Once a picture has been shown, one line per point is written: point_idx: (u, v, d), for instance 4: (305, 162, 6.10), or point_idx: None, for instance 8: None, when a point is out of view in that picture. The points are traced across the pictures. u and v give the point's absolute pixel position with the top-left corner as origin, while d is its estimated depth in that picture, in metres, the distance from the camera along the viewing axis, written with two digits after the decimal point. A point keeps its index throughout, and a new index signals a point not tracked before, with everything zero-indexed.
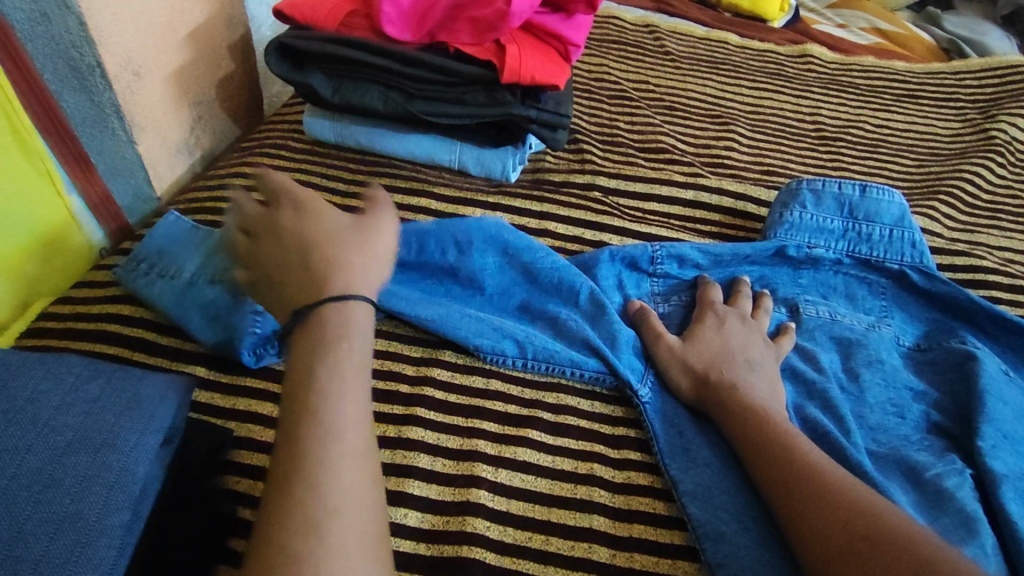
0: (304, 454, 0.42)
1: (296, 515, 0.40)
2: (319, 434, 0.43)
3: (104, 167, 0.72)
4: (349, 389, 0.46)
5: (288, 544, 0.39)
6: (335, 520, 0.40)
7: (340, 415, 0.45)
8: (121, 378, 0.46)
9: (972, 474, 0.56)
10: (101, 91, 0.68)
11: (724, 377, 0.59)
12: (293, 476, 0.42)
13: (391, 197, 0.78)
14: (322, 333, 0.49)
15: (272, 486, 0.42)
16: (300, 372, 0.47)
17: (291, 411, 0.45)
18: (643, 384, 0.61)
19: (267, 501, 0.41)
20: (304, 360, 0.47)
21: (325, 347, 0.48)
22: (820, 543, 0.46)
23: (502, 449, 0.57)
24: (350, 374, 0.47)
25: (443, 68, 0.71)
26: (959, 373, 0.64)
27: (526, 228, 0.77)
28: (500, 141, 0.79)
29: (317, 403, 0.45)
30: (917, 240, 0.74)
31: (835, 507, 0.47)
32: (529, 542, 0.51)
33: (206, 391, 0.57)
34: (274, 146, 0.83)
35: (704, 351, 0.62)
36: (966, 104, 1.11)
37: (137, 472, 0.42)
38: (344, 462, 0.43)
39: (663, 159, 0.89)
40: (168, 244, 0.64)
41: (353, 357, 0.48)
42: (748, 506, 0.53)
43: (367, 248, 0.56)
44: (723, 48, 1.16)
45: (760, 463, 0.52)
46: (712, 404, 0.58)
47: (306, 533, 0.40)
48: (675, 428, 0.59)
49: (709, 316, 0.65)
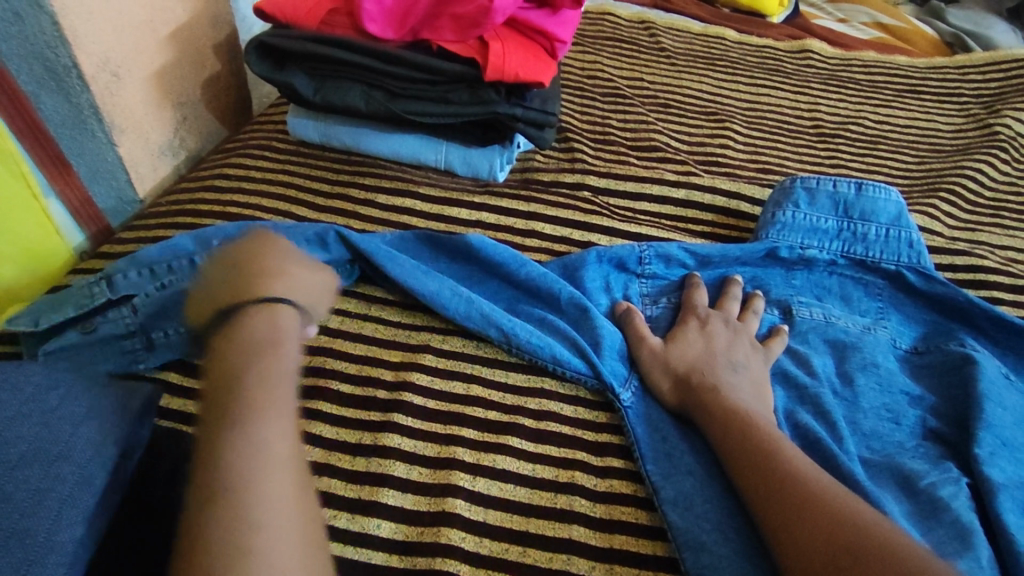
0: (227, 454, 0.40)
1: (220, 524, 0.37)
2: (242, 438, 0.41)
3: (84, 168, 0.71)
4: (277, 393, 0.45)
5: (210, 547, 0.36)
6: (262, 519, 0.38)
7: (264, 413, 0.43)
8: (81, 389, 0.45)
9: (969, 483, 0.54)
10: (79, 93, 0.67)
11: (709, 382, 0.57)
12: (215, 478, 0.39)
13: (376, 198, 0.77)
14: (249, 334, 0.47)
15: (194, 491, 0.40)
16: (227, 378, 0.45)
17: (215, 412, 0.43)
18: (626, 389, 0.59)
19: (190, 508, 0.39)
20: (229, 363, 0.46)
21: (253, 349, 0.47)
22: (805, 546, 0.44)
23: (481, 457, 0.55)
24: (278, 377, 0.46)
25: (426, 66, 0.70)
26: (957, 377, 0.62)
27: (512, 229, 0.75)
28: (487, 141, 0.78)
29: (242, 402, 0.43)
30: (915, 240, 0.72)
31: (804, 508, 0.46)
32: (505, 554, 0.50)
33: (178, 397, 0.56)
34: (259, 147, 0.82)
35: (689, 357, 0.60)
36: (969, 99, 1.08)
37: (94, 484, 0.41)
38: (274, 466, 0.41)
39: (656, 157, 0.88)
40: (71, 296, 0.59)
41: (283, 361, 0.47)
42: (730, 515, 0.51)
43: (293, 266, 0.54)
44: (721, 44, 1.13)
45: (737, 467, 0.51)
46: (694, 407, 0.56)
47: (229, 535, 0.37)
48: (657, 432, 0.57)
49: (694, 320, 0.64)
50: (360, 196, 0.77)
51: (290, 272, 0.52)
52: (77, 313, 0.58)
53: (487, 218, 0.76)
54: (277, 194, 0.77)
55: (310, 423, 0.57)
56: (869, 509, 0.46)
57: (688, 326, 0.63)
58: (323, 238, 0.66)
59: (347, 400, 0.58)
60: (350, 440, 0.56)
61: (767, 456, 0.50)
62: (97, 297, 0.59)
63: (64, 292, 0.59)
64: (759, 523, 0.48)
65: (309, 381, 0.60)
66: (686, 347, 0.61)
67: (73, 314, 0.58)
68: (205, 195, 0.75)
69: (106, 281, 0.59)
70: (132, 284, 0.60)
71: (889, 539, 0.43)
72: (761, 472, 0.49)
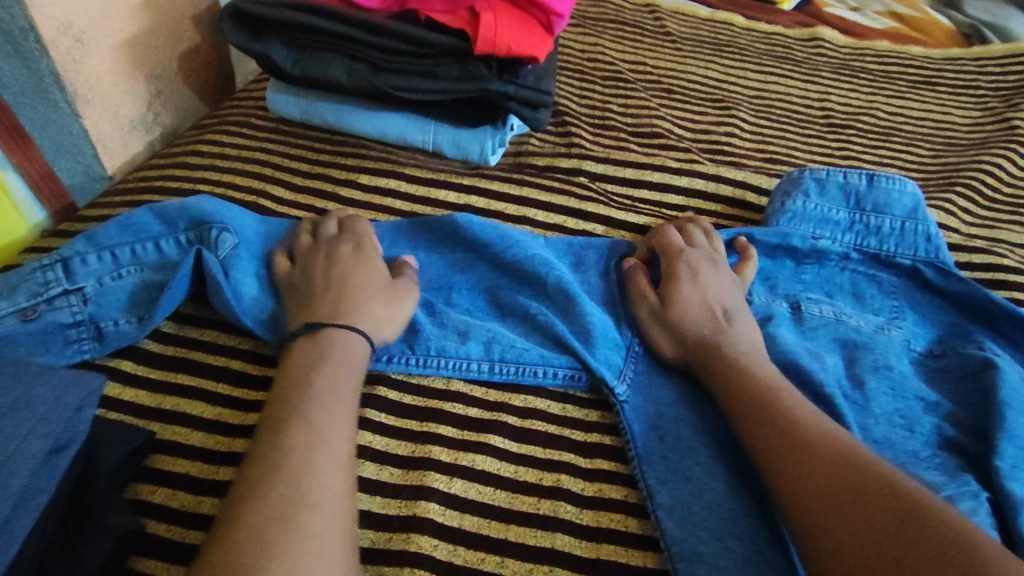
0: (290, 452, 0.42)
1: (275, 509, 0.39)
2: (305, 435, 0.43)
3: (46, 141, 0.66)
4: (339, 399, 0.46)
5: (258, 535, 0.37)
6: (314, 518, 0.39)
7: (330, 424, 0.44)
8: (11, 375, 0.41)
9: (989, 497, 0.50)
10: (38, 58, 0.62)
11: (712, 346, 0.54)
12: (271, 470, 0.41)
13: (358, 178, 0.73)
14: (329, 352, 0.49)
15: (247, 481, 0.41)
16: (296, 380, 0.47)
17: (277, 413, 0.45)
18: (621, 383, 0.55)
19: (239, 493, 0.40)
20: (298, 374, 0.47)
21: (325, 361, 0.48)
22: (832, 541, 0.40)
23: (459, 456, 0.51)
24: (342, 388, 0.47)
25: (412, 37, 0.66)
26: (976, 383, 0.58)
27: (503, 214, 0.71)
28: (477, 121, 0.73)
29: (308, 407, 0.45)
30: (932, 234, 0.68)
31: (834, 489, 0.42)
32: (481, 564, 0.46)
33: (132, 388, 0.53)
34: (236, 124, 0.77)
35: (687, 306, 0.57)
36: (987, 92, 1.03)
37: (10, 485, 0.37)
38: (330, 463, 0.42)
39: (657, 144, 0.83)
40: (15, 280, 0.54)
41: (353, 376, 0.49)
42: (731, 522, 0.47)
43: (387, 295, 0.55)
44: (729, 30, 1.09)
45: (759, 454, 0.47)
46: (707, 375, 0.53)
47: (282, 525, 0.38)
48: (656, 432, 0.53)
49: (686, 264, 0.60)
50: (340, 175, 0.73)
51: (374, 309, 0.54)
52: (28, 302, 0.53)
53: (477, 203, 0.71)
54: (252, 172, 0.72)
55: None
56: (906, 479, 0.43)
57: (679, 266, 0.60)
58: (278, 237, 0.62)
59: None
60: None
61: (790, 441, 0.46)
62: (52, 285, 0.54)
63: (16, 275, 0.54)
64: (784, 520, 0.44)
65: (276, 373, 0.55)
66: (678, 289, 0.58)
67: (24, 303, 0.53)
68: (175, 172, 0.71)
69: (61, 266, 0.55)
70: (90, 270, 0.55)
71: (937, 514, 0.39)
72: (784, 460, 0.45)
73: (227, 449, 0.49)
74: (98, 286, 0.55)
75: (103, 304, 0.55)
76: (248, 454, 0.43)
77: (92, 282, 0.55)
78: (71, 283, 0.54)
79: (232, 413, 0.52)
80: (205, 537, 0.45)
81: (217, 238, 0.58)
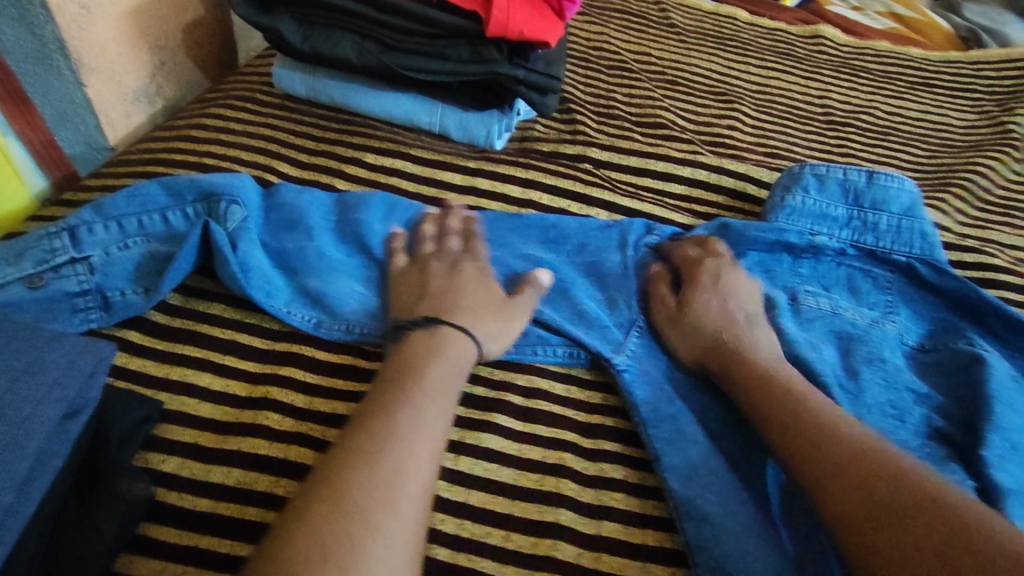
0: (397, 438, 0.43)
1: (378, 488, 0.40)
2: (412, 424, 0.44)
3: (49, 108, 0.65)
4: (446, 401, 0.47)
5: (361, 510, 0.39)
6: (408, 506, 0.40)
7: (434, 420, 0.45)
8: (24, 340, 0.42)
9: (975, 486, 0.51)
10: (42, 23, 0.61)
11: (736, 348, 0.55)
12: (377, 449, 0.42)
13: (363, 157, 0.73)
14: (445, 350, 0.50)
15: (351, 453, 0.42)
16: (410, 369, 0.48)
17: (386, 395, 0.46)
18: (620, 355, 0.56)
19: (337, 464, 0.41)
20: (410, 365, 0.48)
21: (438, 357, 0.49)
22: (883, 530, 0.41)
23: (465, 434, 0.52)
24: (446, 388, 0.48)
25: (423, 16, 0.65)
26: (965, 377, 0.59)
27: (509, 197, 0.71)
28: (485, 104, 0.73)
29: (421, 400, 0.46)
30: (927, 232, 0.69)
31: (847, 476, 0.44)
32: (487, 537, 0.46)
33: (139, 357, 0.53)
34: (241, 98, 0.77)
35: (706, 311, 0.59)
36: (983, 95, 1.05)
37: (27, 447, 0.38)
38: (429, 456, 0.43)
39: (661, 134, 0.83)
40: (20, 246, 0.54)
41: (458, 377, 0.50)
42: (738, 491, 0.49)
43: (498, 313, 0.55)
44: (732, 24, 1.09)
45: (792, 463, 0.47)
46: (732, 375, 0.54)
47: (383, 504, 0.39)
48: (664, 394, 0.54)
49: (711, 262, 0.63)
50: (346, 154, 0.73)
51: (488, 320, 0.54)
52: (35, 269, 0.53)
53: (483, 184, 0.72)
54: (257, 147, 0.72)
55: (279, 391, 0.52)
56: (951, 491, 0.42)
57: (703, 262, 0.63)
58: (281, 213, 0.61)
59: (319, 366, 0.54)
60: (323, 408, 0.51)
61: (819, 447, 0.46)
62: (58, 252, 0.53)
63: (22, 243, 0.54)
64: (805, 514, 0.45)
65: (280, 347, 0.55)
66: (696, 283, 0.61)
67: (31, 269, 0.52)
68: (180, 144, 0.70)
69: (67, 234, 0.54)
70: (97, 239, 0.55)
71: (962, 507, 0.40)
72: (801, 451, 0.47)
73: (235, 420, 0.50)
74: (103, 257, 0.55)
75: (109, 273, 0.55)
76: (350, 427, 0.44)
77: (97, 252, 0.55)
78: (77, 252, 0.54)
79: (239, 384, 0.52)
80: (216, 504, 0.45)
81: (227, 211, 0.58)
